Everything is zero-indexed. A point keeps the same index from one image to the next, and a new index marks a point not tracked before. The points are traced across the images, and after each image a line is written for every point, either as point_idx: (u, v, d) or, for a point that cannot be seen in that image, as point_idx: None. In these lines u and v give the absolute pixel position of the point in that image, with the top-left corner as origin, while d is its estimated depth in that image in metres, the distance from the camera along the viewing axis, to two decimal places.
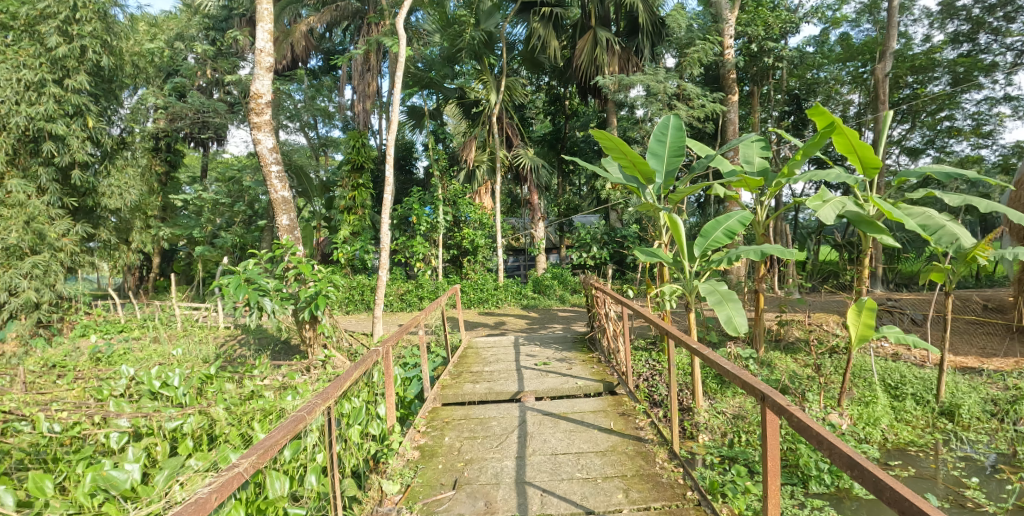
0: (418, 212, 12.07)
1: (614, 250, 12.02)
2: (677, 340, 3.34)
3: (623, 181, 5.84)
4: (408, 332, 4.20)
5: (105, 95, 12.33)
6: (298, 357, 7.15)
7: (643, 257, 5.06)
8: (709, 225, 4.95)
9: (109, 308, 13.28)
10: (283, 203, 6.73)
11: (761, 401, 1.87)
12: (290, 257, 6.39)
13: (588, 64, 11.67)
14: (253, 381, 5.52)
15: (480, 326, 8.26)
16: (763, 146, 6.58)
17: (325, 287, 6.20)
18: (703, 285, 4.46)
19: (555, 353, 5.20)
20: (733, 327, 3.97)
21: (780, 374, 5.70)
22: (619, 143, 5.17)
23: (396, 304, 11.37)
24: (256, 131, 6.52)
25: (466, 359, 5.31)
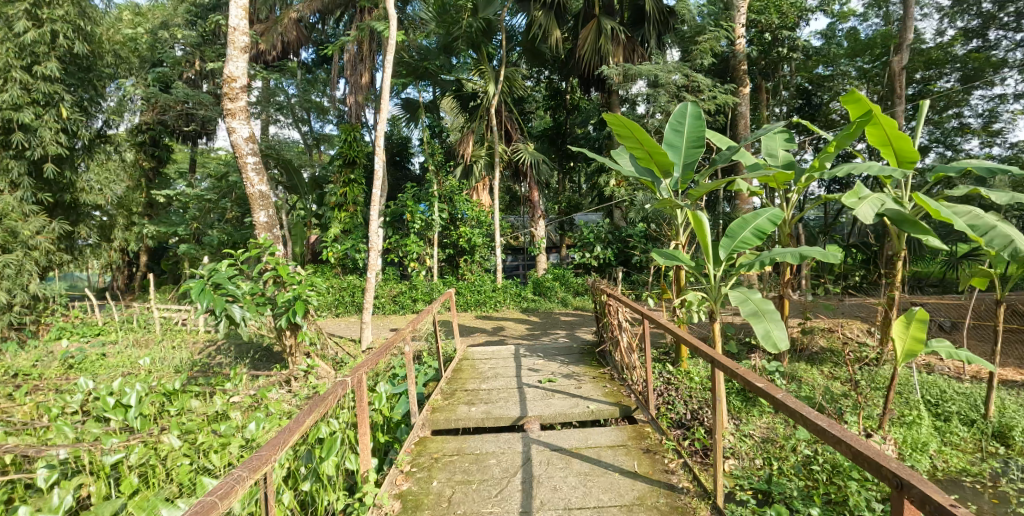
0: (412, 209, 11.48)
1: (618, 250, 11.45)
2: (722, 368, 2.86)
3: (636, 174, 5.24)
4: (393, 346, 3.61)
5: (81, 85, 11.77)
6: (279, 367, 6.55)
7: (662, 261, 4.46)
8: (736, 225, 4.38)
9: (87, 309, 12.69)
10: (260, 197, 6.12)
11: (899, 489, 1.49)
12: (267, 258, 5.80)
13: (592, 55, 11.05)
14: (222, 397, 4.95)
15: (478, 332, 7.67)
16: (787, 138, 6.02)
17: (304, 291, 5.62)
18: (733, 293, 3.90)
19: (561, 367, 4.60)
20: (772, 344, 3.41)
21: (810, 391, 5.13)
22: (636, 129, 4.57)
23: (388, 306, 10.74)
24: (229, 117, 5.94)
25: (460, 374, 4.71)
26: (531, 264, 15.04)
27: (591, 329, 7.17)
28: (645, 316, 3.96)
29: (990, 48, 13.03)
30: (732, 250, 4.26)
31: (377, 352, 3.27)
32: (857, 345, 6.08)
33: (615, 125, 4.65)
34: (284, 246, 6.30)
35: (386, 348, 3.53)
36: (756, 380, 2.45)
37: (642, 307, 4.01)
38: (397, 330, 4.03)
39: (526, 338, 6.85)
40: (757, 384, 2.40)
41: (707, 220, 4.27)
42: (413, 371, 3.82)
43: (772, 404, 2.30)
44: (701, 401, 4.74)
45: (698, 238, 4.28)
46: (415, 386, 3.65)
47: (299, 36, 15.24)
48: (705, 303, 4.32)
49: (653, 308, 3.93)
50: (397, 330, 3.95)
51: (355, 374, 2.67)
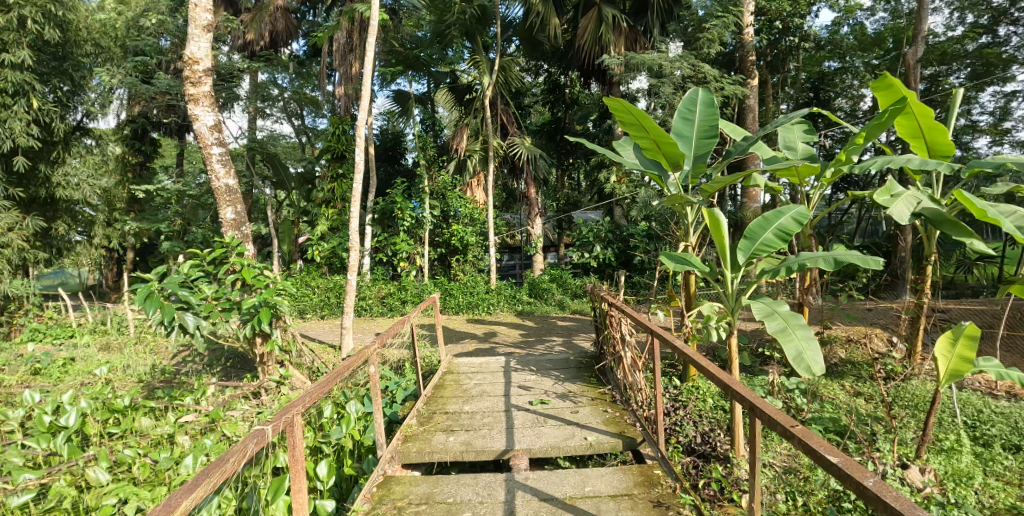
0: (402, 206, 10.89)
1: (619, 250, 10.90)
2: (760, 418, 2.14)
3: (641, 167, 4.70)
4: (354, 369, 3.04)
5: (53, 73, 11.35)
6: (249, 377, 6.00)
7: (672, 267, 3.87)
8: (755, 225, 3.85)
9: (62, 308, 12.13)
10: (227, 192, 5.56)
11: None
12: (233, 260, 5.24)
13: (592, 44, 10.49)
14: (176, 417, 4.42)
15: (467, 338, 7.11)
16: (807, 130, 5.49)
17: (270, 297, 5.05)
18: (756, 305, 3.35)
19: (556, 385, 4.06)
20: (806, 369, 2.88)
21: (835, 411, 4.60)
22: (642, 115, 4.01)
23: (376, 308, 10.17)
24: (192, 103, 5.38)
25: (442, 392, 4.15)
26: (528, 264, 14.47)
27: (590, 336, 6.63)
28: (654, 332, 3.39)
29: (1001, 43, 12.51)
30: (753, 253, 3.71)
31: (324, 381, 2.65)
32: (881, 358, 5.56)
33: (618, 112, 4.11)
34: (254, 245, 5.75)
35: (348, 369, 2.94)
36: (828, 454, 1.67)
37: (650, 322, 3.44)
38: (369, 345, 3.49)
39: (519, 347, 6.30)
40: (832, 461, 1.63)
41: (725, 219, 3.71)
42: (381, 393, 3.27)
43: (850, 487, 1.57)
44: (713, 423, 4.21)
45: (715, 239, 3.73)
46: (383, 412, 3.10)
47: (289, 26, 14.66)
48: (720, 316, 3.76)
49: (661, 325, 3.37)
50: (368, 345, 3.40)
51: (280, 419, 2.08)
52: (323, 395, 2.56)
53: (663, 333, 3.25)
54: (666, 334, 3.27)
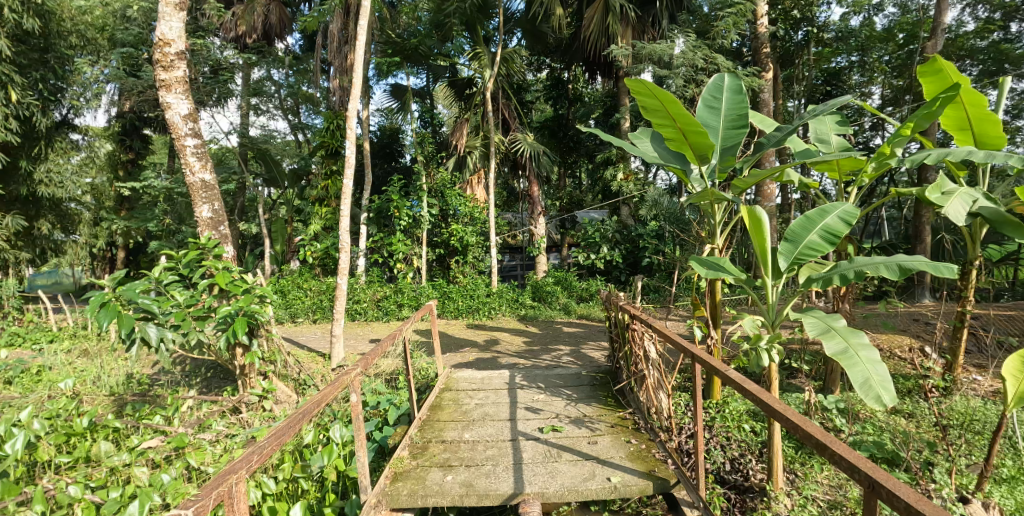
0: (399, 204, 10.33)
1: (627, 252, 10.38)
2: (858, 478, 1.66)
3: (661, 160, 4.20)
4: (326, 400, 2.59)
5: (33, 65, 10.90)
6: (229, 392, 5.48)
7: (704, 273, 3.37)
8: (797, 225, 3.39)
9: (43, 311, 11.62)
10: (202, 188, 5.07)
11: None
12: (207, 264, 4.74)
13: (598, 35, 9.99)
14: (138, 442, 3.93)
15: (468, 347, 6.57)
16: (840, 121, 4.98)
17: (246, 305, 4.55)
18: (808, 321, 2.86)
19: (568, 407, 3.57)
20: (876, 399, 2.39)
21: (878, 436, 4.09)
22: (670, 100, 3.51)
23: (371, 312, 9.68)
24: (163, 89, 4.91)
25: (439, 415, 3.65)
26: (529, 265, 13.99)
27: (600, 345, 6.13)
28: (694, 357, 2.80)
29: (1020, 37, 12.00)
30: (796, 258, 3.24)
31: (276, 434, 2.14)
32: (920, 371, 5.05)
33: (639, 97, 3.63)
34: (233, 246, 5.26)
35: (312, 410, 2.43)
36: None
37: (690, 345, 2.83)
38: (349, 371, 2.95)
39: (524, 357, 5.78)
40: None
41: (767, 219, 3.22)
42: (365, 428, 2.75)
43: None
44: (744, 447, 3.72)
45: (754, 242, 3.24)
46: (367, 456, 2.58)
47: (282, 18, 14.19)
48: (759, 328, 3.24)
49: (703, 349, 2.77)
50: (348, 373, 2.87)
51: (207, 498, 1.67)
52: (272, 452, 2.05)
53: (709, 361, 2.62)
54: (713, 361, 2.64)
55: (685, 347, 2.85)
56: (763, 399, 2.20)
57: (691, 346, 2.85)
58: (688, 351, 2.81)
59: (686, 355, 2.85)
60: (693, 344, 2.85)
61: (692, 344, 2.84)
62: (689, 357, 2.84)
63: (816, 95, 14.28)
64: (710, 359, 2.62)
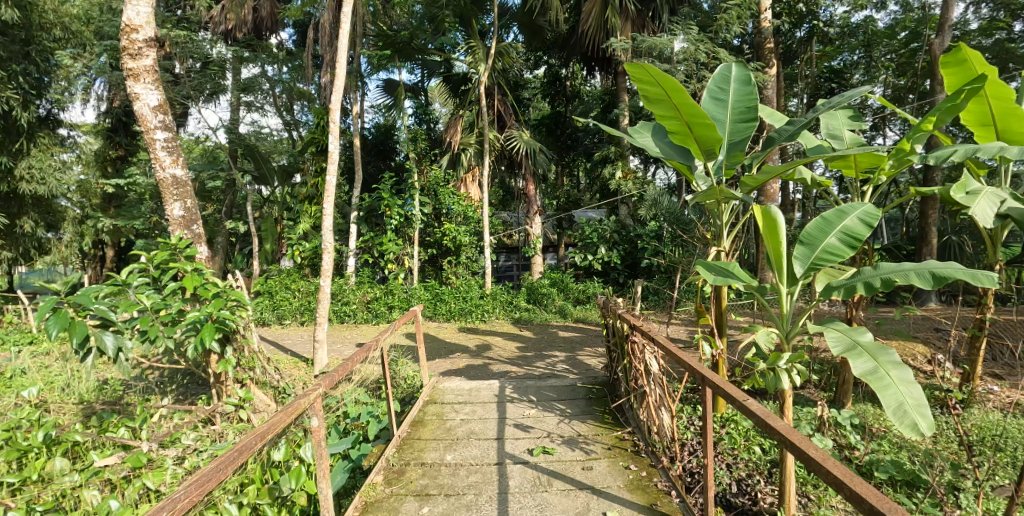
0: (390, 203, 10.01)
1: (626, 252, 10.06)
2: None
3: (663, 155, 3.90)
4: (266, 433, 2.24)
5: (13, 58, 10.54)
6: (203, 401, 5.15)
7: (712, 281, 3.06)
8: (813, 228, 3.12)
9: (22, 312, 11.26)
10: (173, 184, 4.75)
11: None
12: (177, 266, 4.42)
13: (596, 30, 9.67)
14: (94, 460, 3.62)
15: (458, 353, 6.24)
16: (852, 115, 4.68)
17: (217, 310, 4.22)
18: (830, 335, 2.58)
19: (562, 424, 3.26)
20: (911, 426, 2.10)
21: (895, 455, 3.80)
22: (673, 87, 3.19)
23: (360, 315, 9.37)
24: (130, 79, 4.58)
25: (420, 433, 3.34)
26: (525, 266, 13.66)
27: (598, 352, 5.81)
28: (700, 376, 2.51)
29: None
30: (815, 263, 2.95)
31: (198, 480, 1.81)
32: (936, 380, 4.75)
33: (640, 85, 3.33)
34: (206, 247, 4.94)
35: (251, 446, 2.10)
36: None
37: (700, 366, 2.54)
38: (307, 391, 2.59)
39: (516, 364, 5.45)
40: None
41: (782, 220, 2.93)
42: (325, 453, 2.57)
43: None
44: (751, 468, 3.43)
45: (769, 245, 2.95)
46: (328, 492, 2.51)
47: (273, 12, 13.82)
48: (772, 344, 2.94)
49: (714, 371, 2.48)
50: (303, 395, 2.53)
51: None
52: (193, 502, 1.72)
53: (724, 387, 2.31)
54: (727, 386, 2.33)
55: (694, 367, 2.56)
56: (789, 439, 1.87)
57: (701, 366, 2.56)
58: (698, 372, 2.51)
59: (696, 376, 2.54)
60: (703, 365, 2.56)
61: (702, 364, 2.54)
62: (699, 378, 2.54)
63: (818, 93, 13.98)
64: (724, 384, 2.31)
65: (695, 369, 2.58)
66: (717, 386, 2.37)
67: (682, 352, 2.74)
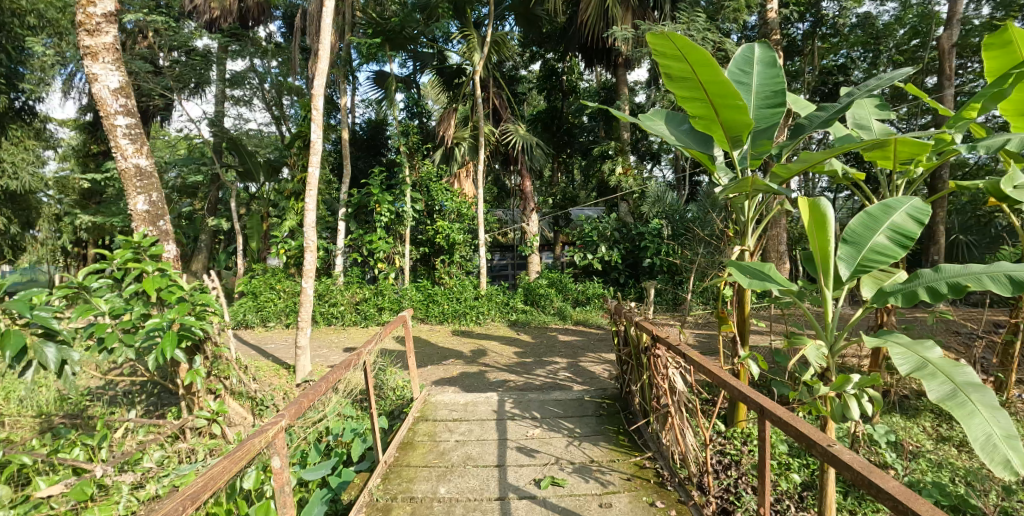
0: (380, 199, 9.55)
1: (627, 251, 9.64)
2: None
3: (681, 144, 3.50)
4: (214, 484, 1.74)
5: None
6: (172, 414, 4.71)
7: (748, 285, 2.75)
8: (858, 225, 2.75)
9: None
10: (136, 175, 4.32)
11: None
12: (138, 265, 3.99)
13: (595, 20, 9.28)
14: (38, 489, 3.18)
15: (451, 359, 5.82)
16: (880, 104, 4.30)
17: (181, 316, 3.82)
18: (897, 357, 2.26)
19: (571, 449, 2.87)
20: (1001, 463, 1.73)
21: (936, 475, 3.47)
22: (701, 60, 2.82)
23: (349, 317, 8.92)
24: (88, 58, 4.15)
25: (409, 458, 2.93)
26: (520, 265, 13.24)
27: (601, 358, 5.43)
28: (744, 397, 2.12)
29: None
30: (862, 265, 2.60)
31: None
32: None
33: (662, 60, 2.97)
34: (174, 244, 4.51)
35: (183, 510, 1.56)
36: None
37: (759, 397, 2.06)
38: (254, 436, 2.07)
39: (515, 372, 5.06)
40: None
41: (831, 216, 2.57)
42: (289, 497, 2.26)
43: None
44: (782, 492, 3.06)
45: (816, 243, 2.62)
46: None
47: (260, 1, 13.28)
48: (822, 359, 2.76)
49: (779, 404, 1.99)
50: (250, 441, 2.00)
51: None
52: None
53: (797, 426, 1.82)
54: (799, 424, 1.84)
55: (749, 397, 2.09)
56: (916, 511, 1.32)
57: (759, 397, 2.08)
58: (758, 405, 2.03)
59: (753, 408, 2.07)
60: (763, 396, 2.08)
61: (761, 394, 2.07)
62: (757, 412, 2.06)
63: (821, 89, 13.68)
64: (797, 422, 1.82)
65: (751, 399, 2.11)
66: (786, 424, 1.88)
67: (731, 377, 2.27)
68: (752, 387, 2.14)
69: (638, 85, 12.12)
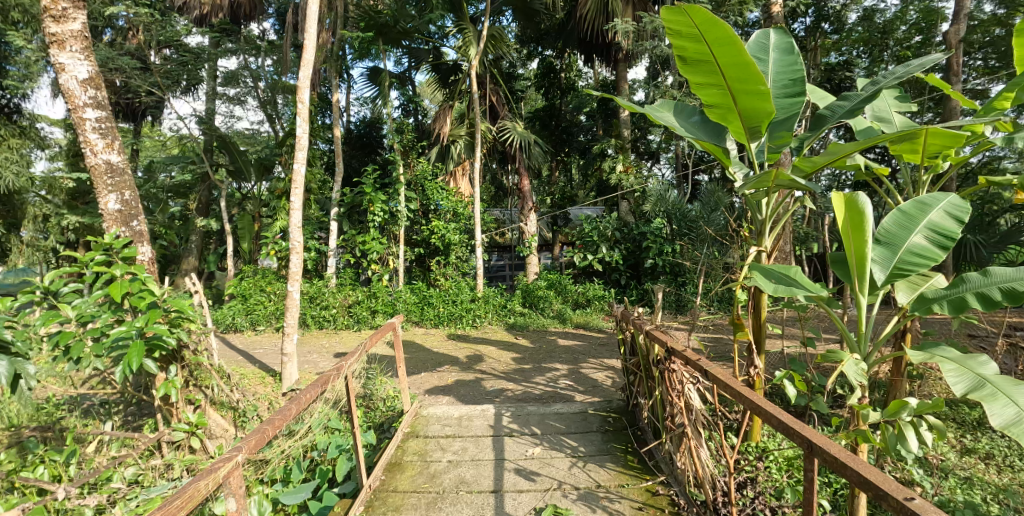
0: (373, 198, 9.25)
1: (628, 252, 9.36)
2: None
3: (692, 137, 3.24)
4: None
5: None
6: (149, 427, 4.43)
7: (772, 291, 2.57)
8: (892, 224, 2.63)
9: None
10: (106, 172, 4.05)
11: None
12: (106, 268, 3.71)
13: (595, 13, 9.02)
14: None
15: (446, 366, 5.54)
16: (900, 96, 4.03)
17: (150, 324, 3.58)
18: (955, 371, 2.17)
19: (574, 475, 2.58)
20: None
21: (967, 493, 3.21)
22: (721, 39, 2.59)
23: (341, 320, 8.63)
24: (54, 47, 3.88)
25: (396, 482, 2.66)
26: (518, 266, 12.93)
27: (604, 365, 5.17)
28: (787, 429, 1.73)
29: None
30: (898, 268, 2.48)
31: None
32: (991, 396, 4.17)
33: (676, 40, 2.73)
34: (149, 246, 4.24)
35: None
36: None
37: (804, 429, 1.68)
38: (195, 482, 1.71)
39: (513, 380, 4.79)
40: None
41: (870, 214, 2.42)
42: None
43: None
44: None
45: (851, 247, 2.52)
46: None
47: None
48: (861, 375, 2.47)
49: (831, 439, 1.60)
50: (191, 486, 1.66)
51: None
52: None
53: (859, 470, 1.42)
54: (861, 468, 1.44)
55: (792, 429, 1.71)
56: None
57: (806, 429, 1.69)
58: (805, 440, 1.64)
59: (797, 443, 1.68)
60: (810, 428, 1.69)
61: (808, 426, 1.68)
62: (804, 448, 1.67)
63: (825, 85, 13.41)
64: (856, 466, 1.43)
65: (793, 431, 1.73)
66: (842, 466, 1.48)
67: (766, 402, 1.91)
68: (794, 417, 1.75)
69: (637, 82, 11.87)
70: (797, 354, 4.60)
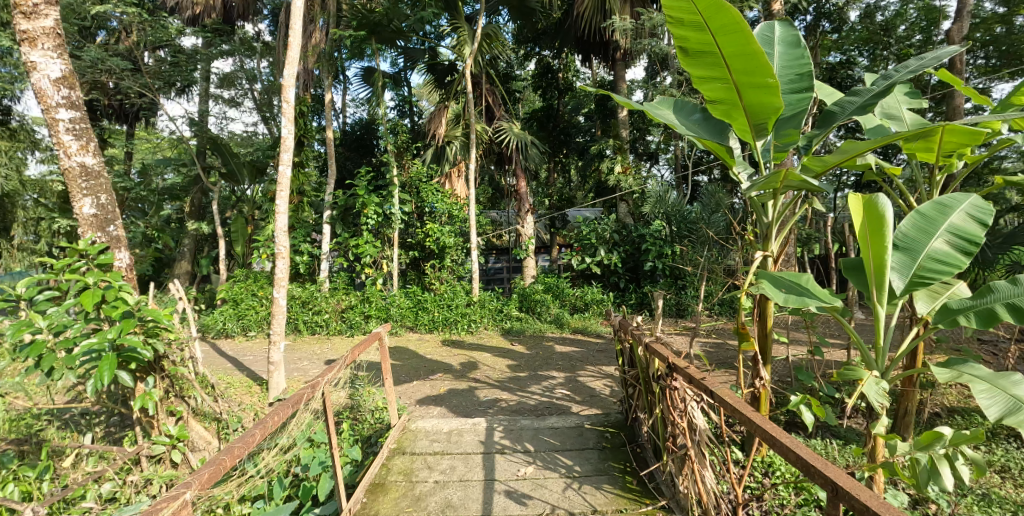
0: (366, 200, 9.06)
1: (627, 254, 9.18)
2: None
3: (694, 135, 3.07)
4: None
5: None
6: (128, 440, 4.25)
7: (783, 300, 2.40)
8: (911, 229, 2.56)
9: None
10: (81, 175, 3.87)
11: None
12: (79, 276, 3.48)
13: (592, 12, 8.84)
14: None
15: (439, 373, 5.37)
16: (910, 92, 3.88)
17: (124, 333, 3.40)
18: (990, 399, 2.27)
19: (567, 501, 2.39)
20: None
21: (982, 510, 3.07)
22: (727, 28, 2.43)
23: (334, 326, 8.44)
24: (25, 44, 3.71)
25: (379, 506, 2.48)
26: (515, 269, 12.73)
27: (602, 372, 4.99)
28: (806, 466, 1.52)
29: None
30: (920, 275, 2.41)
31: None
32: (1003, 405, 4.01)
33: (678, 29, 2.56)
34: (127, 253, 4.06)
35: None
36: None
37: (828, 468, 1.47)
38: None
39: (507, 389, 4.62)
40: None
41: (891, 215, 2.30)
42: None
43: None
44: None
45: (870, 253, 2.40)
46: None
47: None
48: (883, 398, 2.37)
49: (860, 482, 1.39)
50: None
51: None
52: None
53: None
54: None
55: (813, 468, 1.50)
56: None
57: (829, 468, 1.48)
58: (830, 481, 1.43)
59: (820, 483, 1.47)
60: (834, 467, 1.47)
61: (832, 465, 1.47)
62: (827, 488, 1.47)
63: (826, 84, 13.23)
64: None
65: (814, 469, 1.52)
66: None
67: (780, 432, 1.70)
68: (816, 453, 1.54)
69: (636, 82, 11.70)
70: (803, 362, 4.44)
